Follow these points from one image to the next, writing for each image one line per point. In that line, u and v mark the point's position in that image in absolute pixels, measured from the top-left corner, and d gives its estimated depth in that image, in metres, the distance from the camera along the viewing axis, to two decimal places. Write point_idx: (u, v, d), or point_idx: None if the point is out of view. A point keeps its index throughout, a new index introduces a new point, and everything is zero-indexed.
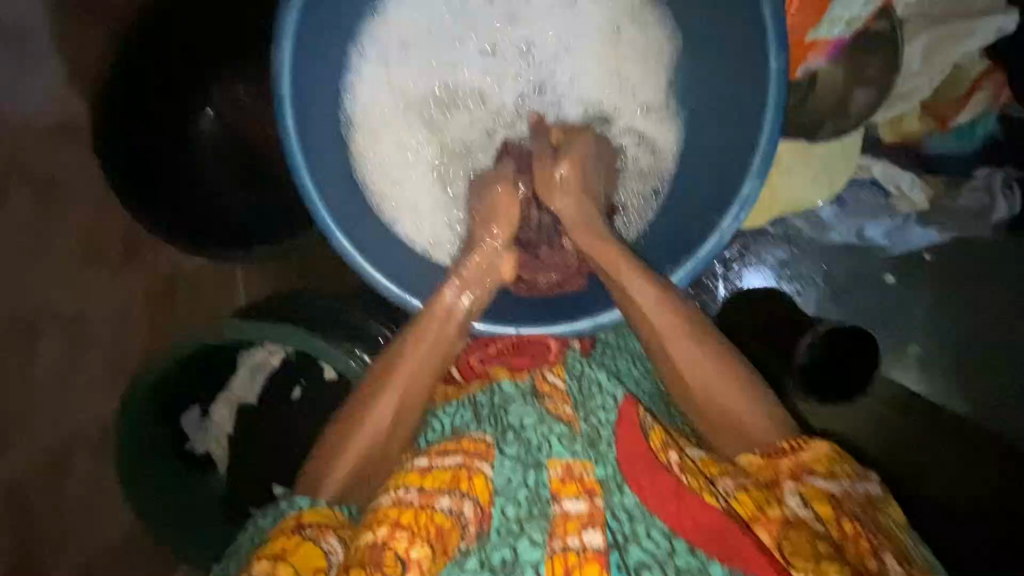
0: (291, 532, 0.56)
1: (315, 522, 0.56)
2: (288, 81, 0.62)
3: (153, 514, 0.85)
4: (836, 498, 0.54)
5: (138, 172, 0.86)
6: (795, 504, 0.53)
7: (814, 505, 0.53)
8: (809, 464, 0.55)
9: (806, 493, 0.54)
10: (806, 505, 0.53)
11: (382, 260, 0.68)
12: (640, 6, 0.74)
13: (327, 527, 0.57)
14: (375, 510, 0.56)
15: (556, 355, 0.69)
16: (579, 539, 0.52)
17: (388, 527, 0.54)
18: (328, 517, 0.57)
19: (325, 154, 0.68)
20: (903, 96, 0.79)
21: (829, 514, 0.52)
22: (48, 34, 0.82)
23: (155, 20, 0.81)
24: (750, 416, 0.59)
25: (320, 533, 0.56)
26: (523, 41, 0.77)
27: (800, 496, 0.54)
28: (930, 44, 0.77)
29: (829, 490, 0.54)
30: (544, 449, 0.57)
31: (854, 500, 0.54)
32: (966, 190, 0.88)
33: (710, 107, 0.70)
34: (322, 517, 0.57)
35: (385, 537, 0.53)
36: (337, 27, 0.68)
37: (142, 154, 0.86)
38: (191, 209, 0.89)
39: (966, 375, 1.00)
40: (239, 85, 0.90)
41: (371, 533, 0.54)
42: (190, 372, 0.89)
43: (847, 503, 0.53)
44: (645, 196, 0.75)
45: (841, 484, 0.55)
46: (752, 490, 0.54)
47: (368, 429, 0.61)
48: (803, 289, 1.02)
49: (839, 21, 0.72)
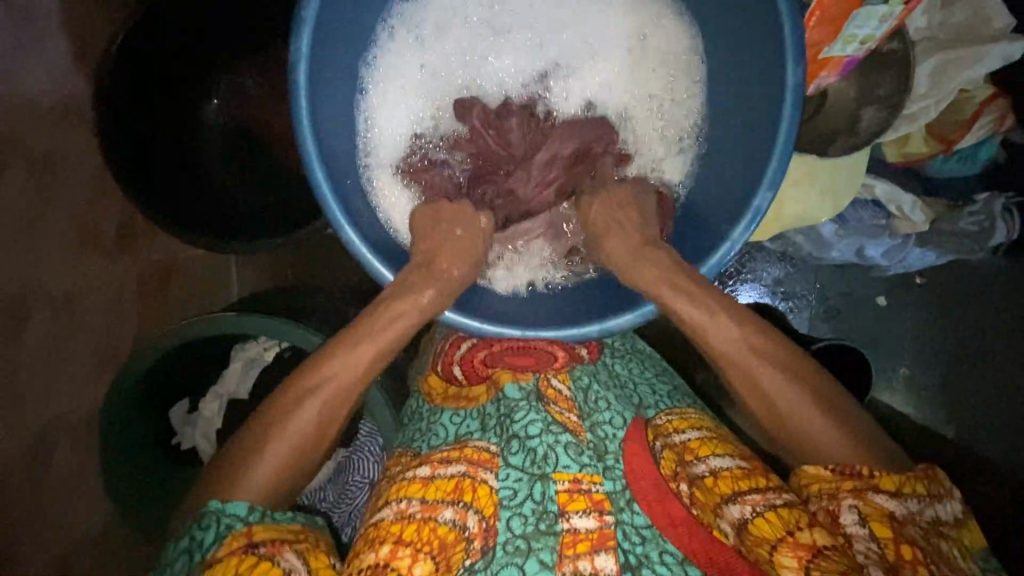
0: (241, 552, 0.50)
1: (268, 539, 0.52)
2: (307, 68, 0.60)
3: (140, 510, 0.80)
4: (897, 522, 0.49)
5: (139, 156, 0.82)
6: (852, 525, 0.50)
7: (872, 525, 0.49)
8: (875, 482, 0.51)
9: (864, 512, 0.50)
10: (863, 523, 0.49)
11: (353, 209, 0.66)
12: (664, 15, 0.72)
13: (282, 541, 0.52)
14: (380, 527, 0.57)
15: (562, 362, 0.67)
16: (590, 561, 0.54)
17: (390, 545, 0.55)
18: (281, 531, 0.53)
19: (334, 140, 0.67)
20: (909, 118, 0.80)
21: (886, 535, 0.48)
22: (60, 18, 0.84)
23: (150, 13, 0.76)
24: (831, 438, 0.55)
25: (276, 550, 0.51)
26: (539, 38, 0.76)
27: (857, 513, 0.50)
28: (936, 68, 0.78)
29: (892, 511, 0.50)
30: (551, 461, 0.58)
31: (918, 526, 0.50)
32: (966, 215, 0.88)
33: (725, 118, 0.69)
34: (274, 533, 0.52)
35: (388, 557, 0.53)
36: (356, 13, 0.66)
37: (145, 141, 0.84)
38: (192, 209, 0.86)
39: (955, 397, 1.01)
40: (246, 77, 0.92)
41: (373, 553, 0.54)
42: (178, 366, 0.87)
43: (910, 530, 0.49)
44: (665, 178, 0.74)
45: (907, 507, 0.50)
46: (782, 510, 0.52)
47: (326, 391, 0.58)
48: (797, 307, 1.03)
49: (854, 40, 0.68)
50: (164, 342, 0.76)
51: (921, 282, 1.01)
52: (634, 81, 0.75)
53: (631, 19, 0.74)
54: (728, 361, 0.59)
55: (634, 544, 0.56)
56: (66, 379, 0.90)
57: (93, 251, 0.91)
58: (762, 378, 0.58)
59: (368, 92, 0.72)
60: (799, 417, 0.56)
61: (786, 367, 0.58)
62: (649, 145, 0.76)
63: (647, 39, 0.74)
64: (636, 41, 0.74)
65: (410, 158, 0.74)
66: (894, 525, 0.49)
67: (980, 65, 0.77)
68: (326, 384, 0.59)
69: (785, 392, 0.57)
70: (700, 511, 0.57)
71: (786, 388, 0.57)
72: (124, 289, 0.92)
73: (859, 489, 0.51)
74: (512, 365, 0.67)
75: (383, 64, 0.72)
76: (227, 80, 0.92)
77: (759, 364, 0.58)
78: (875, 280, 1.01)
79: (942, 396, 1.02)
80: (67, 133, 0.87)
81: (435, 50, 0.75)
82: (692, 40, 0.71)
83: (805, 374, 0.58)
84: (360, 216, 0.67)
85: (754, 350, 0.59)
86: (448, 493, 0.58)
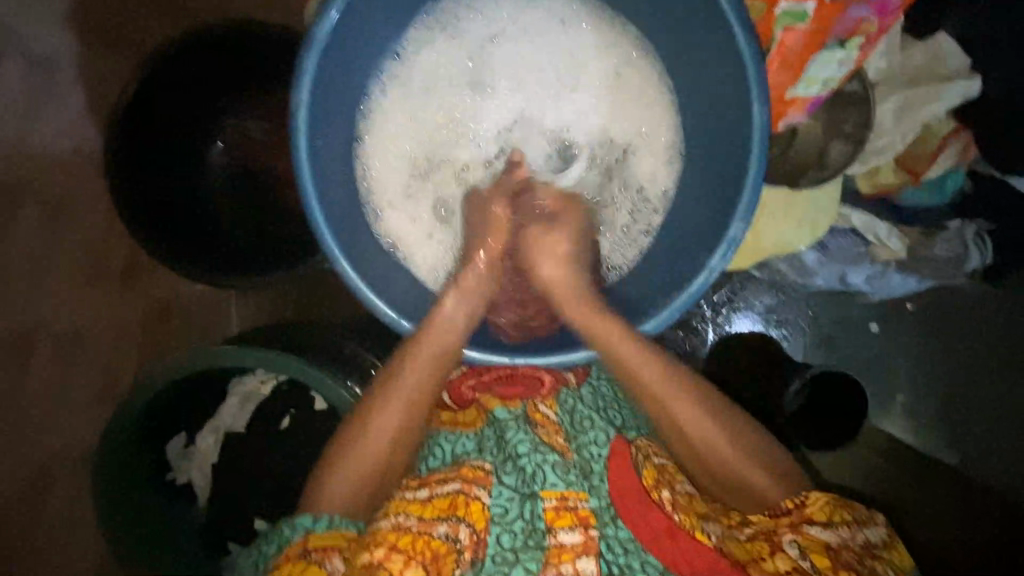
0: (297, 558, 0.57)
1: (319, 546, 0.58)
2: (306, 114, 0.65)
3: (118, 532, 0.80)
4: (833, 549, 0.56)
5: (136, 162, 0.85)
6: (796, 557, 0.56)
7: (812, 557, 0.55)
8: (808, 516, 0.58)
9: (803, 545, 0.56)
10: (804, 556, 0.55)
11: (351, 244, 0.70)
12: (637, 56, 0.77)
13: (333, 549, 0.58)
14: (375, 532, 0.59)
15: (549, 389, 0.69)
16: (573, 568, 0.56)
17: (385, 549, 0.57)
18: (333, 539, 0.59)
19: (335, 181, 0.71)
20: (877, 151, 0.85)
21: (827, 565, 0.55)
22: (76, 67, 0.91)
23: (177, 48, 0.81)
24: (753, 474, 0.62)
25: (326, 556, 0.57)
26: (520, 79, 0.81)
27: (797, 546, 0.56)
28: (900, 105, 0.84)
29: (827, 541, 0.56)
30: (539, 479, 0.60)
31: (853, 551, 0.56)
32: (942, 240, 0.92)
33: (700, 151, 0.73)
34: (327, 541, 0.59)
35: (381, 558, 0.56)
36: (353, 65, 0.71)
37: (149, 154, 0.88)
38: (186, 225, 0.91)
39: (949, 423, 1.02)
40: (251, 119, 0.97)
41: (369, 554, 0.57)
42: (165, 405, 0.85)
43: (844, 555, 0.55)
44: (652, 207, 0.79)
45: (840, 535, 0.57)
46: (749, 543, 0.59)
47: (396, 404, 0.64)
48: (790, 334, 1.05)
49: (816, 81, 0.72)
50: (170, 372, 0.77)
51: (911, 309, 1.03)
52: (612, 117, 0.81)
53: (605, 58, 0.79)
54: (644, 387, 0.65)
55: (617, 554, 0.58)
56: (68, 408, 0.92)
57: (99, 285, 0.94)
58: (677, 413, 0.63)
59: (365, 139, 0.78)
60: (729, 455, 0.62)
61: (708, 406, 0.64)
62: (623, 165, 0.81)
63: (621, 74, 0.79)
64: (612, 77, 0.79)
65: (404, 190, 0.80)
66: (830, 552, 0.56)
67: (939, 102, 0.81)
68: (392, 410, 0.64)
69: (709, 427, 0.63)
70: (683, 516, 0.59)
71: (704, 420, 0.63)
72: (126, 324, 0.95)
73: (797, 524, 0.58)
74: (501, 393, 0.69)
75: (378, 113, 0.78)
76: (231, 123, 0.96)
77: (676, 396, 0.64)
78: (864, 306, 1.03)
79: (937, 421, 1.03)
80: (78, 173, 0.92)
81: (428, 96, 0.80)
82: (662, 77, 0.76)
83: (716, 412, 0.64)
84: (355, 247, 0.71)
85: (660, 378, 0.64)
86: (443, 511, 0.60)
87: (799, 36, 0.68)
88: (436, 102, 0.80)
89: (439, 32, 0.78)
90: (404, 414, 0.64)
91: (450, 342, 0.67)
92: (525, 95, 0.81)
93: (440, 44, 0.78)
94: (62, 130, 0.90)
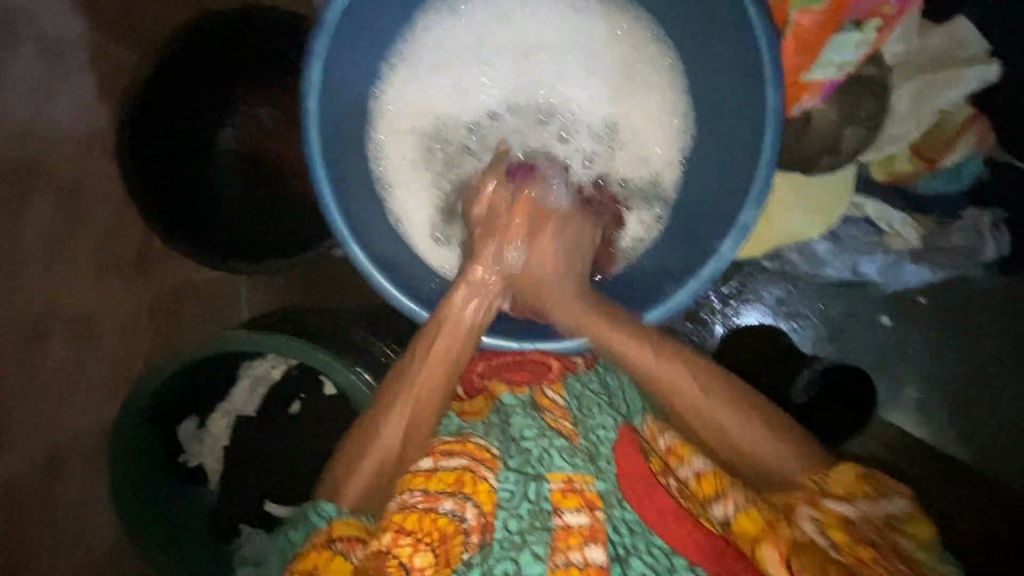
0: (321, 547, 0.58)
1: (343, 536, 0.59)
2: (317, 97, 0.65)
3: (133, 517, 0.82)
4: (851, 523, 0.55)
5: (144, 142, 0.84)
6: (812, 530, 0.55)
7: (827, 532, 0.55)
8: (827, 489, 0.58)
9: (819, 519, 0.56)
10: (820, 531, 0.55)
11: (363, 231, 0.70)
12: (646, 40, 0.77)
13: (354, 539, 0.59)
14: (386, 515, 0.59)
15: (556, 373, 0.71)
16: (581, 555, 0.54)
17: (392, 533, 0.57)
18: (355, 528, 0.60)
19: (346, 169, 0.72)
20: (892, 138, 0.84)
21: (842, 540, 0.54)
22: (89, 54, 0.91)
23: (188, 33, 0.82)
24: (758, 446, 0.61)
25: (348, 547, 0.58)
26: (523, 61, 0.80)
27: (814, 521, 0.56)
28: (916, 92, 0.83)
29: (844, 514, 0.56)
30: (544, 462, 0.60)
31: (873, 524, 0.56)
32: (955, 230, 0.90)
33: (714, 136, 0.72)
34: (350, 530, 0.60)
35: (390, 544, 0.56)
36: (363, 47, 0.70)
37: (157, 136, 0.87)
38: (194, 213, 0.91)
39: (962, 417, 1.01)
40: (261, 107, 0.96)
41: (379, 540, 0.57)
42: (186, 389, 0.88)
43: (865, 530, 0.55)
44: (651, 222, 0.79)
45: (859, 508, 0.56)
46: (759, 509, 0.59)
47: (406, 396, 0.66)
48: (801, 326, 1.03)
49: (832, 66, 0.72)
50: (182, 355, 0.77)
51: (925, 301, 1.01)
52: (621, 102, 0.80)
53: (615, 42, 0.78)
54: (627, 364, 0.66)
55: (623, 536, 0.57)
56: (79, 395, 0.93)
57: (111, 270, 0.95)
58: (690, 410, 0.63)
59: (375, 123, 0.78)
60: (731, 434, 0.62)
61: (694, 378, 0.64)
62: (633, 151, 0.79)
63: (629, 60, 0.78)
64: (624, 63, 0.78)
65: (416, 176, 0.80)
66: (850, 528, 0.55)
67: (955, 88, 0.81)
68: (404, 403, 0.66)
69: (695, 395, 0.63)
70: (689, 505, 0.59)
71: (704, 398, 0.63)
72: (139, 308, 0.96)
73: (815, 498, 0.57)
74: (507, 377, 0.71)
75: (386, 98, 0.78)
76: (242, 110, 0.96)
77: (709, 405, 0.63)
78: (875, 298, 1.01)
79: (949, 414, 1.01)
80: (88, 161, 0.92)
81: (435, 81, 0.79)
82: (675, 61, 0.75)
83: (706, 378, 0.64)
84: (361, 227, 0.70)
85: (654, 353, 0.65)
86: (449, 485, 0.60)
87: (813, 20, 0.69)
88: (443, 86, 0.80)
89: (446, 16, 0.77)
90: (410, 425, 0.65)
91: (462, 334, 0.69)
92: (532, 80, 0.80)
93: (448, 28, 0.78)
94: (75, 117, 0.91)
